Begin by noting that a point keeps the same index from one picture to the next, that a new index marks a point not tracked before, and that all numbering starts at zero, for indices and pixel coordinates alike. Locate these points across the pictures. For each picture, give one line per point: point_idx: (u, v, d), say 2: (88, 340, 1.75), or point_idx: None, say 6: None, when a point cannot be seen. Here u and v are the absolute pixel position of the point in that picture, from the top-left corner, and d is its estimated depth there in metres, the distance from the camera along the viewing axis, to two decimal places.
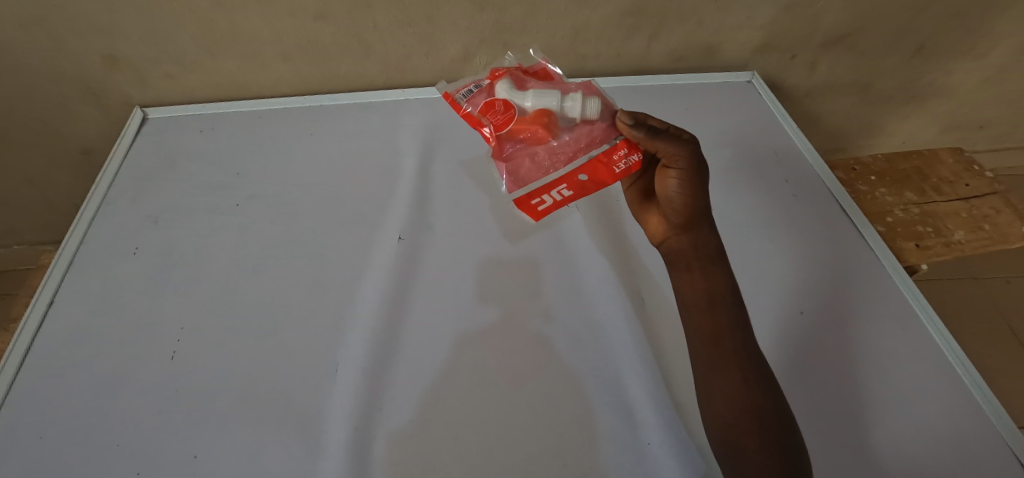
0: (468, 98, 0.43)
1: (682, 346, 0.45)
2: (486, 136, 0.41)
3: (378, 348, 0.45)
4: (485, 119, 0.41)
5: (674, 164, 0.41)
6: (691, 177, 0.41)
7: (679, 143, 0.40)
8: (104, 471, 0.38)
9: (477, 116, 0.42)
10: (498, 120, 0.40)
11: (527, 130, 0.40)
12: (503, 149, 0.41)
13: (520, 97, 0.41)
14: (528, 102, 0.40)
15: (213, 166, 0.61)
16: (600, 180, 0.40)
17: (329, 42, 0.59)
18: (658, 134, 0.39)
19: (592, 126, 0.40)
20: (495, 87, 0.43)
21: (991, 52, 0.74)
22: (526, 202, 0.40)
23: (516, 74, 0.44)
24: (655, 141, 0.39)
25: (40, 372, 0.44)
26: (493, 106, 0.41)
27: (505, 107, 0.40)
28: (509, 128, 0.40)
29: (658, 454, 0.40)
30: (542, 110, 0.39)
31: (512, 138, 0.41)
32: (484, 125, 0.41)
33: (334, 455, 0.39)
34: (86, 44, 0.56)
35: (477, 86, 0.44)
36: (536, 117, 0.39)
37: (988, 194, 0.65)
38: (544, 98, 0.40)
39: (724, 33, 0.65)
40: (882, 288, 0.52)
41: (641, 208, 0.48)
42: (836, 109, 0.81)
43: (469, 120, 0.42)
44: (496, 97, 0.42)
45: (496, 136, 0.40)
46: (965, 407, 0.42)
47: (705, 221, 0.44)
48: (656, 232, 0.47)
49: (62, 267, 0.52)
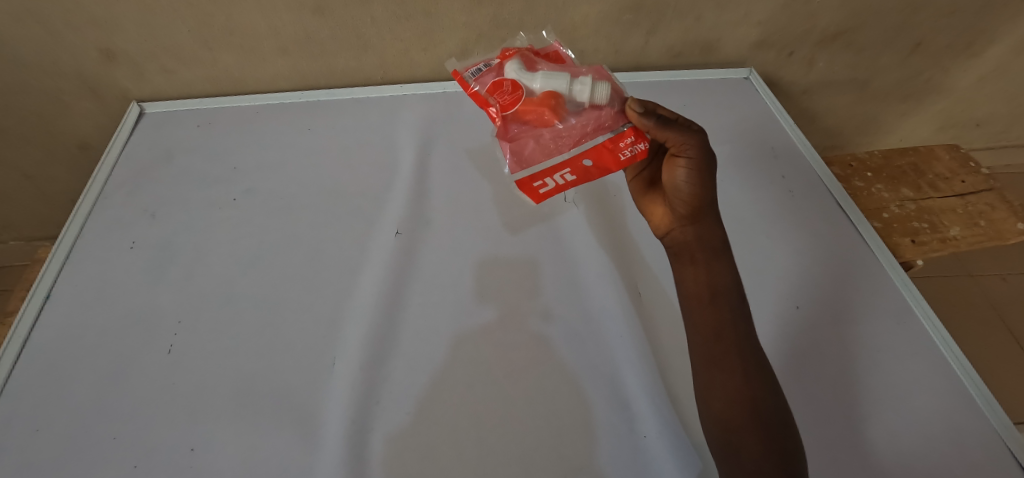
0: (476, 76, 0.43)
1: (679, 341, 0.46)
2: (492, 116, 0.41)
3: (377, 338, 0.45)
4: (493, 98, 0.40)
5: (682, 153, 0.40)
6: (699, 167, 0.41)
7: (688, 133, 0.40)
8: (102, 464, 0.39)
9: (485, 95, 0.41)
10: (504, 100, 0.40)
11: (533, 112, 0.39)
12: (509, 129, 0.40)
13: (529, 78, 0.40)
14: (537, 84, 0.40)
15: (211, 161, 0.61)
16: (604, 166, 0.39)
17: (328, 37, 0.59)
18: (668, 124, 0.40)
19: (601, 111, 0.40)
20: (504, 67, 0.43)
21: (988, 50, 0.74)
22: (525, 182, 0.38)
23: (527, 55, 0.44)
24: (665, 131, 0.39)
25: (39, 365, 0.44)
26: (501, 86, 0.41)
27: (512, 87, 0.40)
28: (515, 109, 0.40)
29: (655, 446, 0.40)
30: (549, 92, 0.39)
31: (518, 120, 0.40)
32: (491, 104, 0.41)
33: (333, 449, 0.39)
34: (81, 37, 0.56)
35: (486, 65, 0.44)
36: (543, 99, 0.39)
37: (983, 191, 0.65)
38: (553, 81, 0.39)
39: (722, 29, 0.65)
40: (878, 283, 0.52)
41: (646, 198, 0.48)
42: (834, 106, 0.81)
43: (476, 98, 0.42)
44: (505, 76, 0.41)
45: (502, 117, 0.40)
46: (960, 402, 0.43)
47: (712, 213, 0.44)
48: (661, 224, 0.46)
49: (60, 259, 0.52)
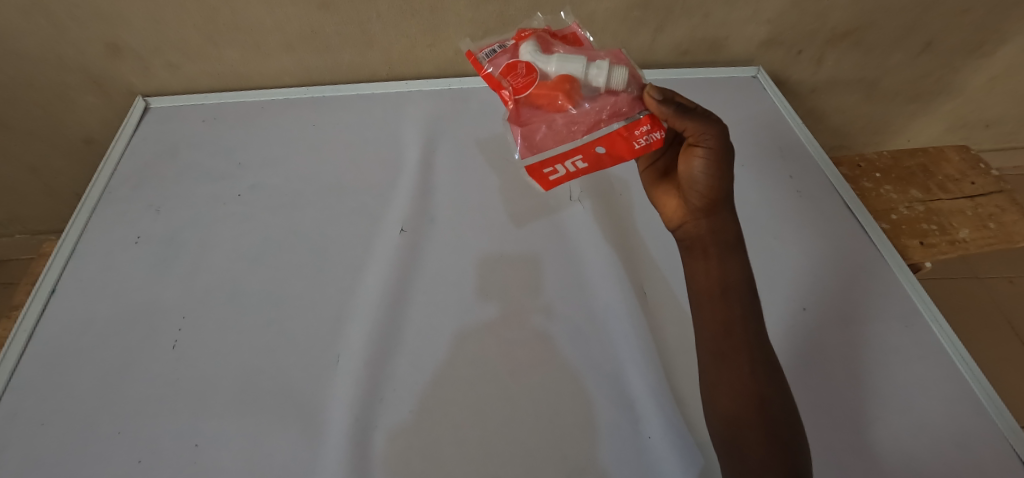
0: (490, 58, 0.42)
1: (683, 341, 0.45)
2: (505, 99, 0.40)
3: (380, 336, 0.45)
4: (506, 81, 0.40)
5: (701, 142, 0.40)
6: (717, 159, 0.40)
7: (707, 122, 0.39)
8: (106, 458, 0.39)
9: (498, 78, 0.41)
10: (518, 83, 0.39)
11: (547, 96, 0.39)
12: (521, 113, 0.40)
13: (544, 61, 0.39)
14: (552, 67, 0.39)
15: (215, 156, 0.61)
16: (617, 153, 0.38)
17: (333, 32, 0.59)
18: (687, 113, 0.38)
19: (617, 97, 0.39)
20: (519, 48, 0.42)
21: (1000, 50, 0.73)
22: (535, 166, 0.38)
23: (542, 37, 0.43)
24: (683, 120, 0.38)
25: (44, 358, 0.45)
26: (515, 68, 0.40)
27: (527, 71, 0.39)
28: (529, 93, 0.39)
29: (660, 447, 0.40)
30: (565, 76, 0.38)
31: (531, 104, 0.40)
32: (504, 87, 0.40)
33: (334, 448, 0.39)
34: (87, 31, 0.56)
35: (501, 46, 0.43)
36: (557, 84, 0.38)
37: (994, 192, 0.64)
38: (569, 64, 0.39)
39: (731, 27, 0.65)
40: (885, 285, 0.51)
41: (659, 189, 0.47)
42: (843, 105, 0.81)
43: (490, 81, 0.41)
44: (520, 59, 0.40)
45: (515, 100, 0.40)
46: (966, 406, 0.42)
47: (728, 207, 0.43)
48: (674, 215, 0.46)
49: (66, 253, 0.52)
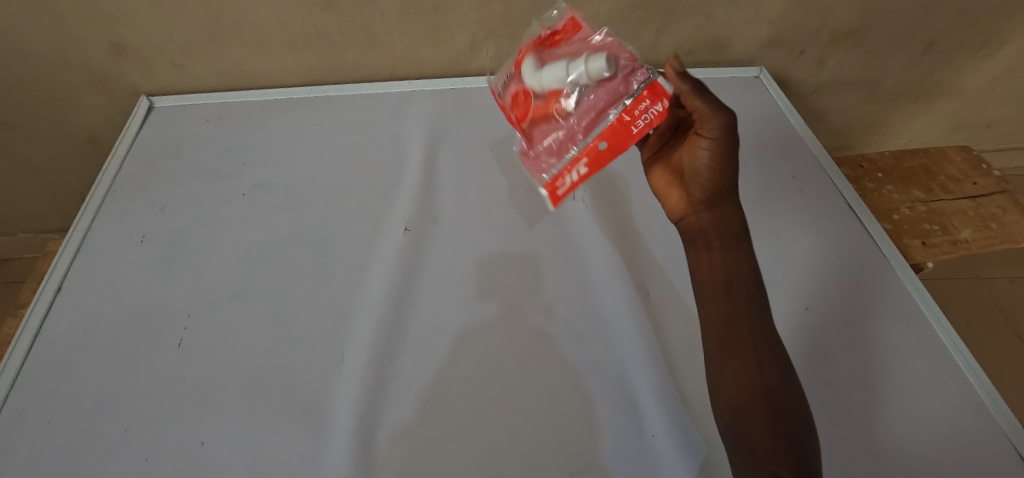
0: (504, 90, 0.44)
1: (686, 340, 0.46)
2: (518, 129, 0.42)
3: (384, 335, 0.45)
4: (516, 114, 0.42)
5: (707, 129, 0.39)
6: (723, 147, 0.39)
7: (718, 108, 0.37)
8: (112, 456, 0.39)
9: (510, 111, 0.43)
10: (521, 114, 0.42)
11: (544, 117, 0.39)
12: (531, 137, 0.41)
13: (532, 79, 0.39)
14: (538, 84, 0.38)
15: (219, 155, 0.61)
16: (619, 146, 0.36)
17: (336, 32, 0.59)
18: (702, 92, 0.37)
19: (605, 87, 0.35)
20: (518, 71, 0.42)
21: (1002, 51, 0.73)
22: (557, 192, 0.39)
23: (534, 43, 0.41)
24: (696, 99, 0.38)
25: (50, 356, 0.45)
26: (518, 99, 0.42)
27: (525, 98, 0.41)
28: (531, 119, 0.41)
29: (663, 447, 0.40)
30: (551, 91, 0.38)
31: (536, 125, 0.41)
32: (515, 118, 0.43)
33: (339, 446, 0.39)
34: (91, 31, 0.56)
35: (508, 74, 0.44)
36: (548, 103, 0.38)
37: (995, 193, 0.64)
38: (550, 74, 0.37)
39: (733, 27, 0.65)
40: (887, 285, 0.51)
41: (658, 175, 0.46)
42: (844, 106, 0.81)
43: (505, 113, 0.44)
44: (519, 85, 0.41)
45: (524, 129, 0.42)
46: (967, 406, 0.43)
47: (730, 199, 0.42)
48: (674, 207, 0.45)
49: (71, 252, 0.52)
